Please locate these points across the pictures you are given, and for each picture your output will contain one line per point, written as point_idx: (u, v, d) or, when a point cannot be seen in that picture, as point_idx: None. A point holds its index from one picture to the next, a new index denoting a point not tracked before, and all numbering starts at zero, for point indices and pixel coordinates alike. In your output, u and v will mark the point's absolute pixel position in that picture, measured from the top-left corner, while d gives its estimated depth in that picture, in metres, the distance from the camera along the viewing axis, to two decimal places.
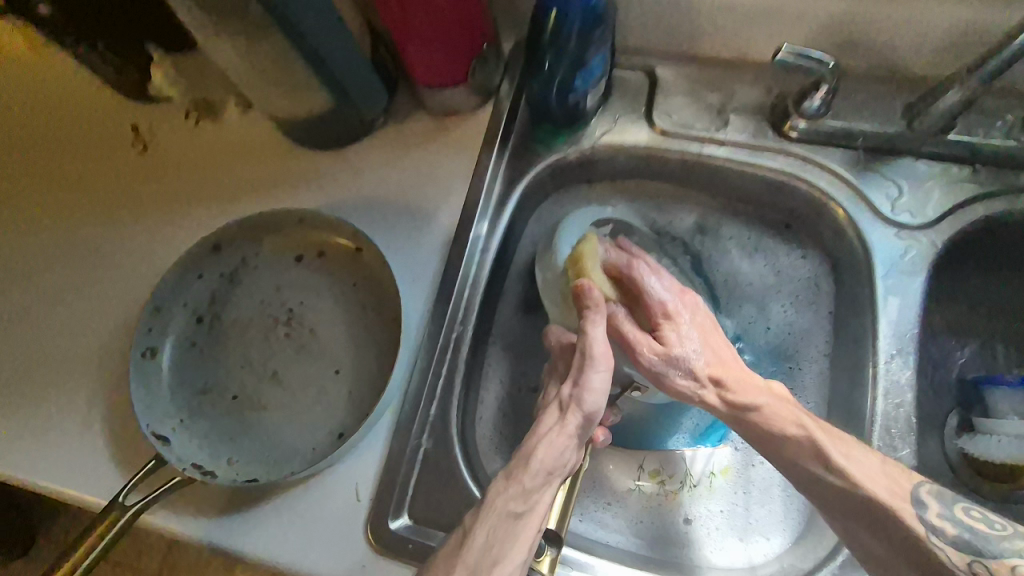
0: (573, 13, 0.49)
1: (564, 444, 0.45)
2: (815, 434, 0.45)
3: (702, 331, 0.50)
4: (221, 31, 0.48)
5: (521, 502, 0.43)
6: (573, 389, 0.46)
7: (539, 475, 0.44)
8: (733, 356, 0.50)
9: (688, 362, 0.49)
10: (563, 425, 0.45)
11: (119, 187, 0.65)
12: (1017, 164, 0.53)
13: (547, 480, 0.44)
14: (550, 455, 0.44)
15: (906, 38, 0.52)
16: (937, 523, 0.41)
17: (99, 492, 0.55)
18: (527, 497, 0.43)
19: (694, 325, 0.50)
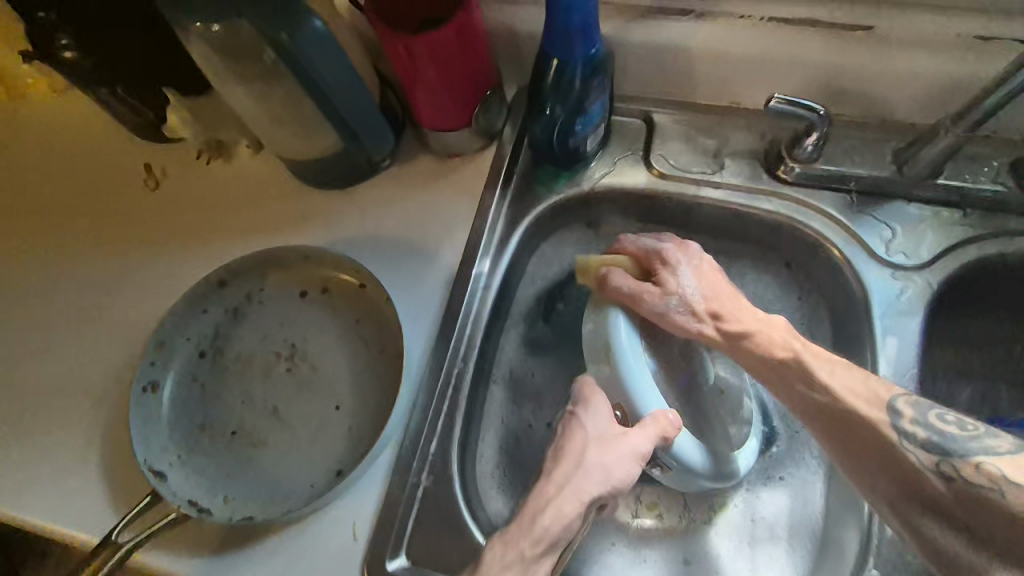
0: (574, 63, 0.51)
1: (575, 511, 0.43)
2: (801, 354, 0.47)
3: (700, 273, 0.52)
4: (238, 75, 0.51)
5: (519, 574, 0.42)
6: (600, 454, 0.44)
7: (542, 547, 0.43)
8: (727, 287, 0.52)
9: (689, 300, 0.51)
10: (581, 490, 0.43)
11: (130, 223, 0.67)
12: (1007, 208, 0.54)
13: (548, 549, 0.43)
14: (558, 521, 0.43)
15: (893, 88, 0.54)
16: (909, 428, 0.42)
17: (92, 530, 0.54)
18: (525, 566, 0.42)
19: (694, 267, 0.52)
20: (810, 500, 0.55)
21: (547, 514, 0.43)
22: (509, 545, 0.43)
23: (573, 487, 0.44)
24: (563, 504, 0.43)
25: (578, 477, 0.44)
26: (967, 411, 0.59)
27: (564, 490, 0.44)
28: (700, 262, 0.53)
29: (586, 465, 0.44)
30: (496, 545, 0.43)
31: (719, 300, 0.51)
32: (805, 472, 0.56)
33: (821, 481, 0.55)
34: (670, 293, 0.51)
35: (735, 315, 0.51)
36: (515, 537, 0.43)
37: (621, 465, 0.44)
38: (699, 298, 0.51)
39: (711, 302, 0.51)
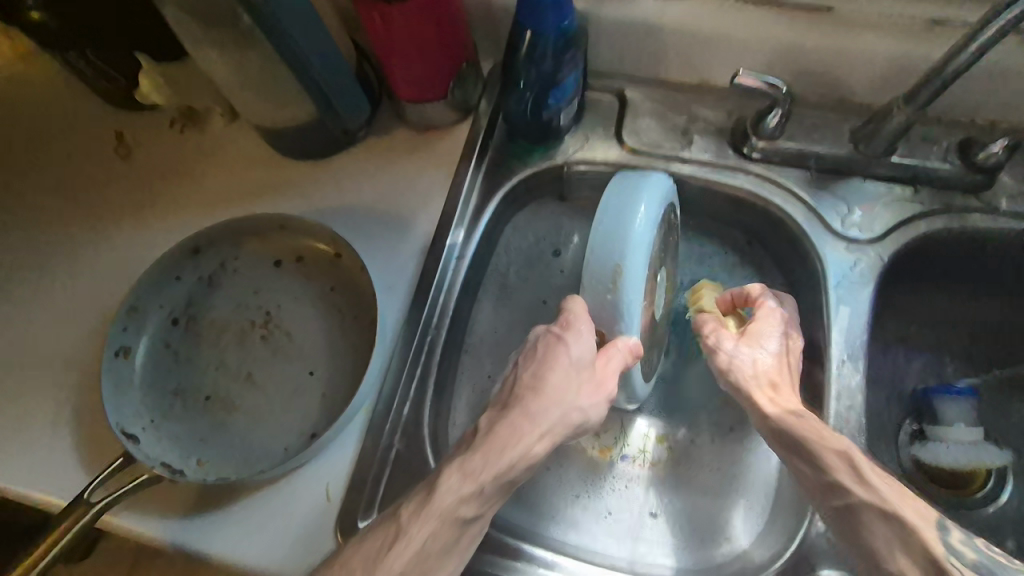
0: (546, 34, 0.51)
1: (544, 450, 0.46)
2: (852, 450, 0.45)
3: (785, 344, 0.53)
4: (211, 40, 0.51)
5: (473, 507, 0.45)
6: (573, 406, 0.47)
7: (500, 484, 0.45)
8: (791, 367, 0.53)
9: (757, 358, 0.52)
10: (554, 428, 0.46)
11: (101, 190, 0.66)
12: (955, 187, 0.57)
13: (503, 488, 0.46)
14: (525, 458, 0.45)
15: (851, 70, 0.56)
16: (956, 545, 0.39)
17: (64, 494, 0.54)
18: (482, 501, 0.45)
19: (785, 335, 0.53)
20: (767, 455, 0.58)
21: (518, 452, 0.45)
22: (469, 478, 0.44)
23: (548, 427, 0.46)
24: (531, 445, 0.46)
25: (555, 414, 0.46)
26: (916, 380, 0.64)
27: (540, 427, 0.46)
28: (797, 342, 0.54)
29: (564, 404, 0.47)
30: (453, 474, 0.45)
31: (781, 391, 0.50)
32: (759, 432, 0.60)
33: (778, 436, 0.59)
34: (747, 344, 0.53)
35: (785, 392, 0.51)
36: (475, 470, 0.45)
37: (594, 403, 0.47)
38: (767, 362, 0.52)
39: (772, 377, 0.51)
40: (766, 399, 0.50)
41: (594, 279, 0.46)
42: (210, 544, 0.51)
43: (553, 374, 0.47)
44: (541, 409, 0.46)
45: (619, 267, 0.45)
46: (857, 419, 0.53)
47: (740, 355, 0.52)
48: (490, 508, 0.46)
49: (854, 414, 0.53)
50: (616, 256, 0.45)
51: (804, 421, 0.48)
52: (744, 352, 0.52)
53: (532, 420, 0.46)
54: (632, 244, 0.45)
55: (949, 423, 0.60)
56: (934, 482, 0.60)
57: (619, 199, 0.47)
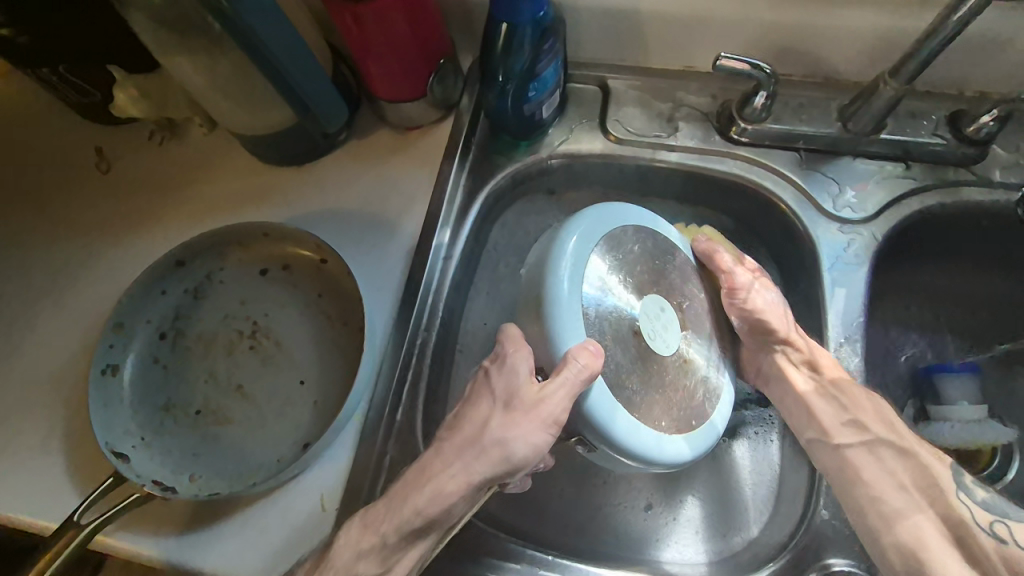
0: (522, 25, 0.50)
1: (457, 492, 0.43)
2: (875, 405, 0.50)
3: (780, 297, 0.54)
4: (181, 49, 0.50)
5: (375, 562, 0.43)
6: (497, 432, 0.43)
7: (405, 533, 0.43)
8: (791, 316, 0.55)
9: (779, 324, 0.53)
10: (468, 471, 0.43)
11: (81, 206, 0.65)
12: (946, 161, 0.56)
13: (413, 535, 0.44)
14: (432, 504, 0.43)
15: (835, 47, 0.55)
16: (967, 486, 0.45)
17: (55, 516, 0.53)
18: (387, 551, 0.43)
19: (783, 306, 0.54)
20: (767, 469, 0.57)
21: (423, 497, 0.43)
22: (367, 532, 0.43)
23: (460, 467, 0.43)
24: (442, 484, 0.43)
25: (470, 454, 0.44)
26: (918, 359, 0.63)
27: (450, 468, 0.44)
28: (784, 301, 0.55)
29: (484, 441, 0.44)
30: (353, 530, 0.44)
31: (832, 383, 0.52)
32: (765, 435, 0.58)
33: (775, 443, 0.58)
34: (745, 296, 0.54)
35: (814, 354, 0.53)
36: (377, 521, 0.43)
37: (519, 438, 0.43)
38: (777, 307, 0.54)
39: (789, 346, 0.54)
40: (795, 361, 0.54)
41: (529, 313, 0.47)
42: (205, 559, 0.50)
43: (478, 408, 0.45)
44: (456, 449, 0.44)
45: (540, 294, 0.46)
46: None
47: (770, 302, 0.54)
48: (405, 560, 0.44)
49: None
50: (538, 293, 0.46)
51: (828, 364, 0.52)
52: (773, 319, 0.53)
53: (438, 467, 0.44)
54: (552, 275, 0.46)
55: (951, 403, 0.58)
56: None
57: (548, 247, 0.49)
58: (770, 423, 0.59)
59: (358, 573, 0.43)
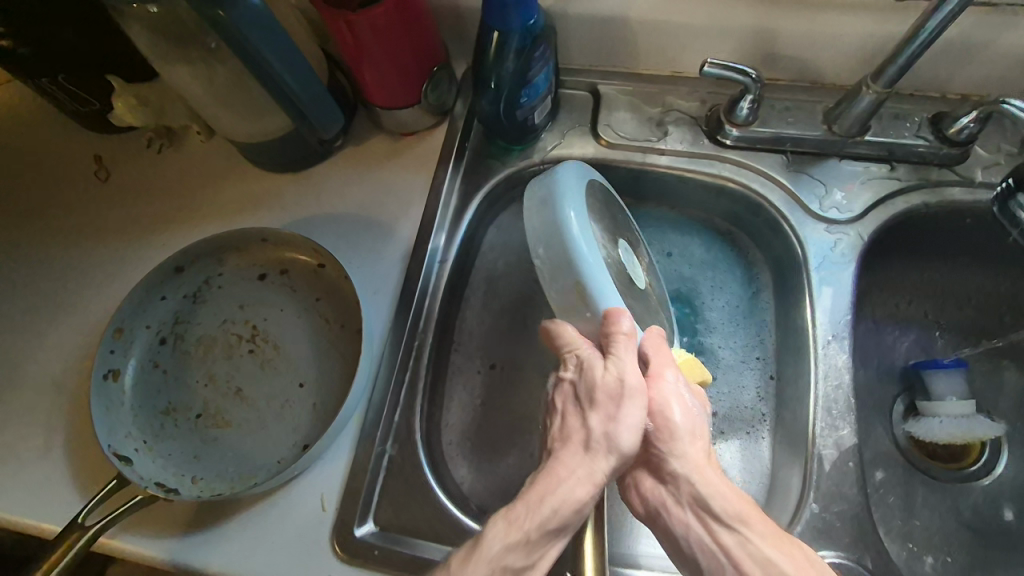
0: (513, 33, 0.51)
1: (590, 489, 0.40)
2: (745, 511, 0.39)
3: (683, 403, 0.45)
4: (179, 59, 0.52)
5: (521, 556, 0.39)
6: (605, 428, 0.42)
7: (546, 532, 0.39)
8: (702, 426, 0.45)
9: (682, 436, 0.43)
10: (592, 470, 0.41)
11: (82, 213, 0.66)
12: (929, 162, 0.58)
13: (552, 534, 0.39)
14: (568, 503, 0.40)
15: (819, 52, 0.57)
16: None
17: (59, 519, 0.54)
18: (529, 550, 0.39)
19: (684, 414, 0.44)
20: (759, 464, 0.58)
21: (558, 496, 0.40)
22: (513, 526, 0.39)
23: (588, 467, 0.41)
24: (574, 487, 0.40)
25: (586, 456, 0.41)
26: (907, 356, 0.64)
27: (574, 471, 0.41)
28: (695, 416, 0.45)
29: (595, 442, 0.42)
30: (497, 524, 0.39)
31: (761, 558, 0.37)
32: (756, 430, 0.59)
33: (766, 440, 0.58)
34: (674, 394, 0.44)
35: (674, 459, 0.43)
36: (518, 518, 0.39)
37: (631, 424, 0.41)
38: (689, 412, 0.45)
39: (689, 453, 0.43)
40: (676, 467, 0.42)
41: (568, 297, 0.45)
42: (207, 560, 0.51)
43: (574, 421, 0.44)
44: (571, 454, 0.42)
45: (571, 268, 0.44)
46: (845, 397, 0.53)
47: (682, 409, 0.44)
48: (546, 558, 0.40)
49: (842, 393, 0.53)
50: (567, 267, 0.44)
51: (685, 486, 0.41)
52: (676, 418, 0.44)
53: (563, 463, 0.41)
54: (573, 246, 0.44)
55: (940, 399, 0.60)
56: (929, 458, 0.61)
57: (545, 221, 0.45)
58: (761, 420, 0.59)
59: (507, 567, 0.38)
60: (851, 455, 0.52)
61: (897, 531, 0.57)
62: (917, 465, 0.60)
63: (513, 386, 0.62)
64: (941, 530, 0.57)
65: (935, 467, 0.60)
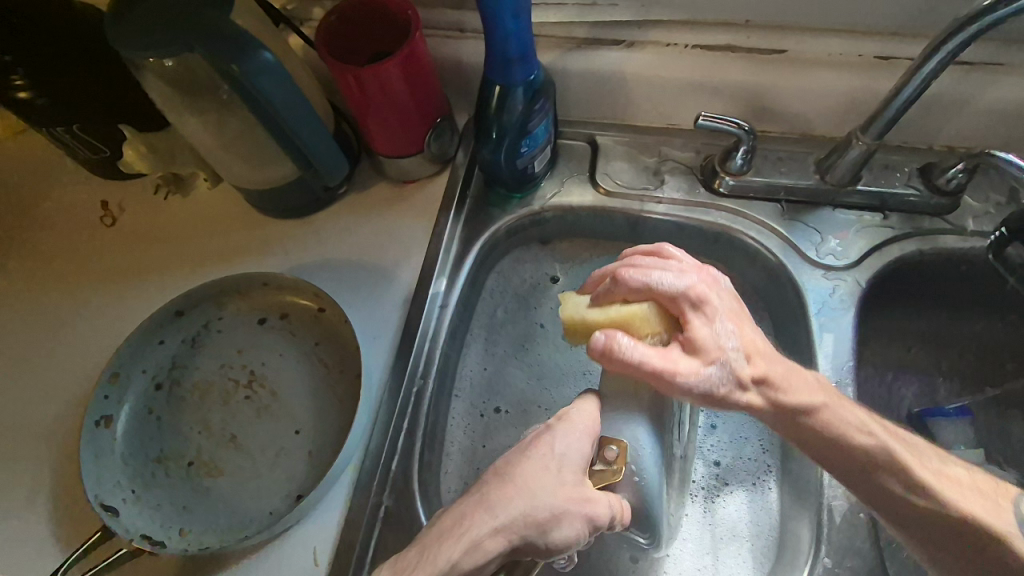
0: (515, 87, 0.54)
1: (490, 544, 0.38)
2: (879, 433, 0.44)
3: (735, 318, 0.44)
4: (192, 109, 0.54)
5: None
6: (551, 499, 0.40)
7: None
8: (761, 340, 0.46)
9: (733, 362, 0.43)
10: (505, 528, 0.39)
11: (85, 258, 0.67)
12: (922, 210, 0.59)
13: None
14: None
15: (807, 106, 0.59)
16: None
17: (38, 574, 0.51)
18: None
19: (723, 312, 0.44)
20: (765, 515, 0.56)
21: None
22: None
23: (506, 520, 0.39)
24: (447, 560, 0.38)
25: (517, 509, 0.39)
26: (912, 405, 0.63)
27: (486, 516, 0.40)
28: (728, 302, 0.45)
29: (534, 499, 0.40)
30: None
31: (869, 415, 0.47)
32: (762, 479, 0.57)
33: (773, 490, 0.57)
34: (710, 338, 0.43)
35: (777, 379, 0.44)
36: None
37: (573, 517, 0.40)
38: (738, 352, 0.44)
39: (754, 365, 0.44)
40: (763, 395, 0.44)
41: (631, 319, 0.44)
42: None
43: (534, 461, 0.41)
44: (503, 498, 0.40)
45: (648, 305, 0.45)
46: None
47: (716, 371, 0.43)
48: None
49: None
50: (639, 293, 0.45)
51: (819, 417, 0.44)
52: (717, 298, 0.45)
53: (496, 504, 0.40)
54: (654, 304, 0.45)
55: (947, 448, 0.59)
56: None
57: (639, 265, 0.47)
58: (766, 470, 0.58)
59: None
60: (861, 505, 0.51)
61: None
62: None
63: (511, 432, 0.61)
64: None
65: None
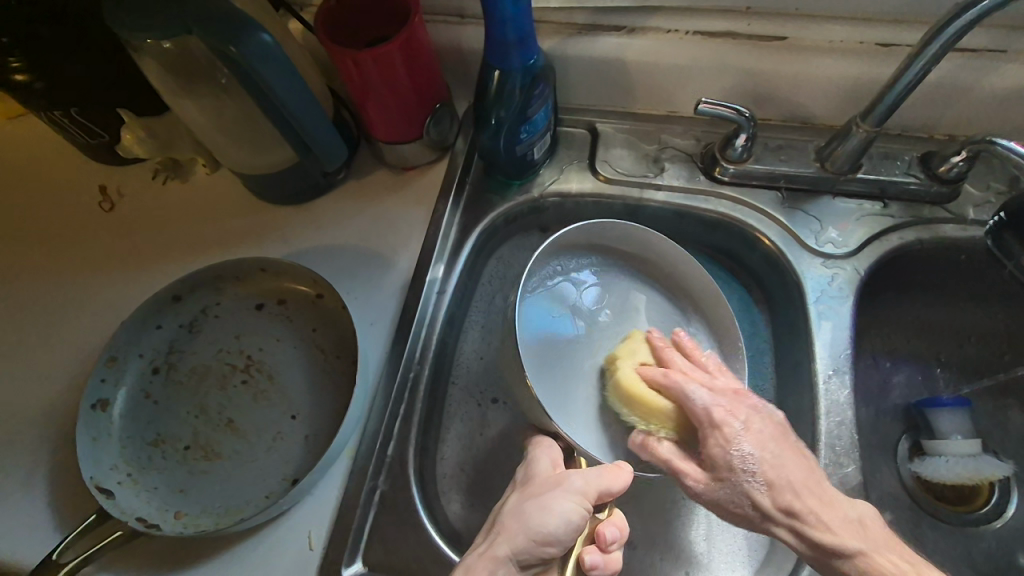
0: (514, 72, 0.53)
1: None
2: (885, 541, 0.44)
3: (754, 439, 0.47)
4: (189, 92, 0.53)
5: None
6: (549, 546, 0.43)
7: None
8: (789, 451, 0.47)
9: (749, 487, 0.46)
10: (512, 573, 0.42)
11: (82, 243, 0.66)
12: (921, 198, 0.59)
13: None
14: None
15: (808, 94, 0.59)
16: None
17: (34, 555, 0.51)
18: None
19: (744, 438, 0.47)
20: None
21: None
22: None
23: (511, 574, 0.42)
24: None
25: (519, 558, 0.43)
26: (909, 394, 0.63)
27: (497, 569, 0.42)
28: (760, 430, 0.47)
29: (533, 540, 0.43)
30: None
31: (785, 491, 0.45)
32: None
33: None
34: (724, 446, 0.47)
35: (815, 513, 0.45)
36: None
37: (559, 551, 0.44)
38: (756, 472, 0.46)
39: (775, 493, 0.45)
40: (788, 529, 0.45)
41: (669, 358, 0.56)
42: None
43: (535, 505, 0.44)
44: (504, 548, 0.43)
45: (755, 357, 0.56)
46: (848, 433, 0.52)
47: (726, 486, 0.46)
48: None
49: (845, 429, 0.52)
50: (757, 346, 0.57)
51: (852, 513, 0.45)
52: (758, 424, 0.48)
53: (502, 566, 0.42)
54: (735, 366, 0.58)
55: (945, 437, 0.59)
56: (938, 500, 0.59)
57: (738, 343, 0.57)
58: None
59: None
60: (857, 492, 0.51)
61: None
62: (924, 506, 0.59)
63: (506, 418, 0.60)
64: None
65: (944, 509, 0.58)
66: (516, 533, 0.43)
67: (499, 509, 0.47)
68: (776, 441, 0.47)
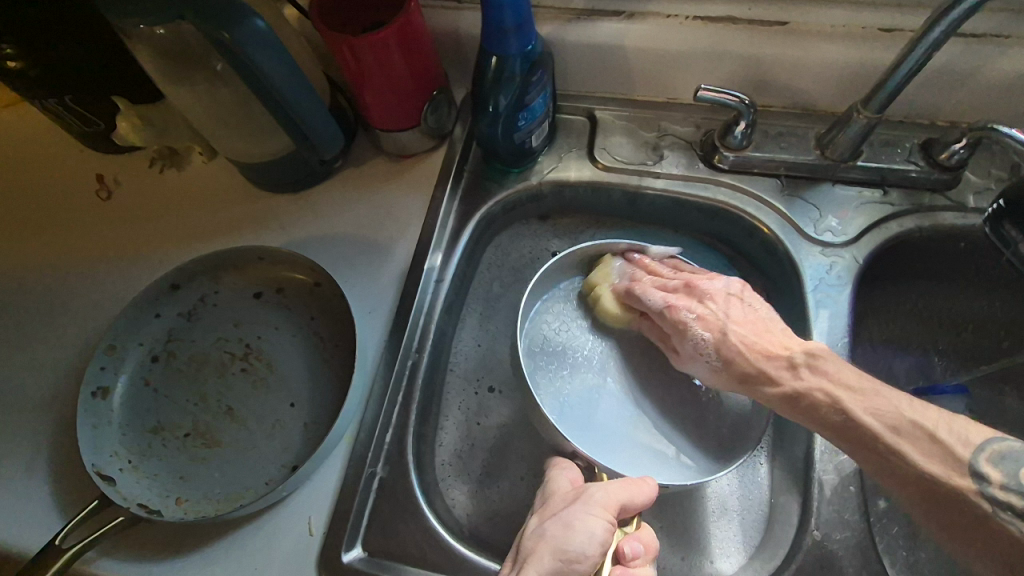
0: (512, 58, 0.52)
1: None
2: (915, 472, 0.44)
3: (705, 320, 0.53)
4: (184, 80, 0.53)
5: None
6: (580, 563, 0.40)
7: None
8: (748, 314, 0.53)
9: (716, 359, 0.52)
10: None
11: (79, 231, 0.66)
12: (921, 186, 0.58)
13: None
14: None
15: (808, 80, 0.58)
16: None
17: (37, 541, 0.52)
18: None
19: (698, 321, 0.53)
20: (756, 490, 0.56)
21: None
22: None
23: None
24: None
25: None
26: (907, 381, 0.63)
27: None
28: (709, 308, 0.54)
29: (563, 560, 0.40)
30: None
31: (751, 351, 0.50)
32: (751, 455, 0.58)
33: (765, 465, 0.57)
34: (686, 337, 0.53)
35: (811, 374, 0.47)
36: None
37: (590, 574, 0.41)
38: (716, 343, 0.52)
39: (737, 355, 0.51)
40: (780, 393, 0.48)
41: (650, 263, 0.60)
42: None
43: (557, 525, 0.42)
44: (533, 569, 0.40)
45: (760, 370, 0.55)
46: None
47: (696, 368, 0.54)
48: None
49: None
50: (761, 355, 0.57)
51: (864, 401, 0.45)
52: (712, 306, 0.54)
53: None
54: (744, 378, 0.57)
55: None
56: None
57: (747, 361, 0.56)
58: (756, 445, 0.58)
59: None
60: (852, 478, 0.51)
61: (902, 562, 0.54)
62: None
63: (504, 406, 0.61)
64: (949, 562, 0.54)
65: None
66: (542, 554, 0.40)
67: (519, 538, 0.44)
68: (735, 310, 0.53)
